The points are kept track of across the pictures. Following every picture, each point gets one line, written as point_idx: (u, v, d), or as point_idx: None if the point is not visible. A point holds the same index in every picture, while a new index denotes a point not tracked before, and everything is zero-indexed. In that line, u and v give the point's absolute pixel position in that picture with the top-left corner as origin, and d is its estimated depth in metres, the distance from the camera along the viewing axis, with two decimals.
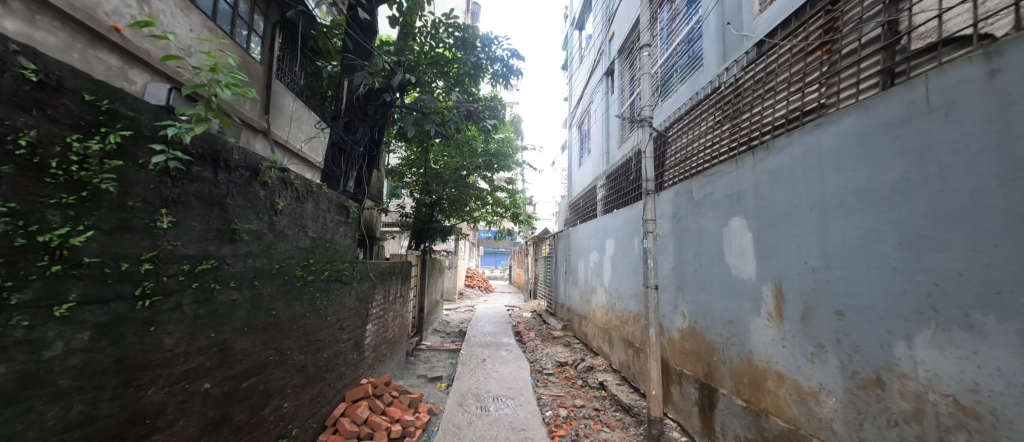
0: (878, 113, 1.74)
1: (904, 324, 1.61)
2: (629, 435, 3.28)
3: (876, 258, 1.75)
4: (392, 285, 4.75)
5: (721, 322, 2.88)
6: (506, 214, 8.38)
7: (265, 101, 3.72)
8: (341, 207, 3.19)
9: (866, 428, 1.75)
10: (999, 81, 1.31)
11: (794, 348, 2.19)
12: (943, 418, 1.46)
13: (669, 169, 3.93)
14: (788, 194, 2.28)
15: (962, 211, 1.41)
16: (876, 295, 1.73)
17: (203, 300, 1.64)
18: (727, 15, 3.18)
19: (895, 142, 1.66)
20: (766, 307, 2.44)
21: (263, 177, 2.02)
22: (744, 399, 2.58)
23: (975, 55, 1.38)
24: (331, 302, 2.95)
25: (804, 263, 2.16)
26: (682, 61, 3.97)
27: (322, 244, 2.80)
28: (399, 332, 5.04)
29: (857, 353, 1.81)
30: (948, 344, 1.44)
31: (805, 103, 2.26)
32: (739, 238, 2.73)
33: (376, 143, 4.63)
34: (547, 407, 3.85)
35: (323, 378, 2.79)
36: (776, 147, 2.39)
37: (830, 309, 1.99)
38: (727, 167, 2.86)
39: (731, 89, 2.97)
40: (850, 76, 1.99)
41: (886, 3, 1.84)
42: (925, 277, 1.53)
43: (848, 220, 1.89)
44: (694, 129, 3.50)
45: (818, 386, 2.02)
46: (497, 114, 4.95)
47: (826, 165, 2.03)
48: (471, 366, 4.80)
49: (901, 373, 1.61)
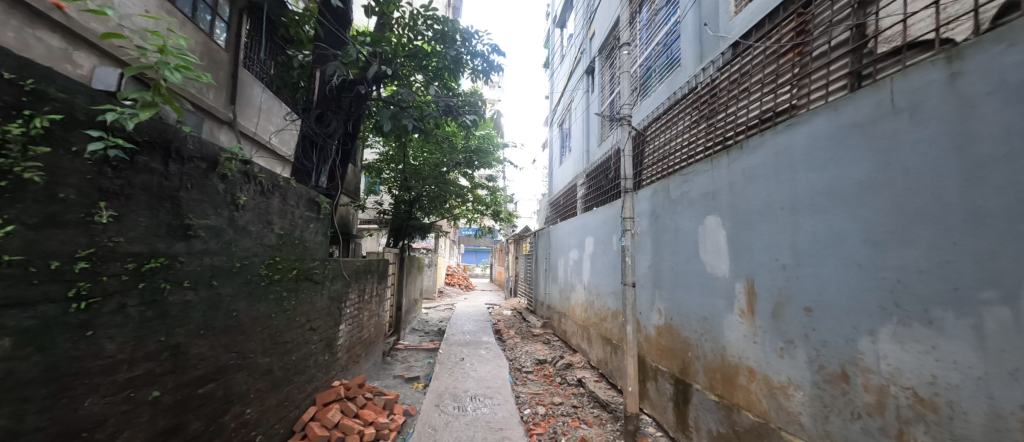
0: (847, 114, 1.79)
1: (869, 319, 1.66)
2: (605, 431, 3.30)
3: (844, 255, 1.79)
4: (367, 284, 4.62)
5: (696, 319, 2.92)
6: (487, 211, 8.33)
7: (230, 91, 3.52)
8: (312, 203, 3.06)
9: (832, 421, 1.81)
10: (959, 83, 1.36)
11: (764, 344, 2.24)
12: (903, 410, 1.52)
13: (647, 168, 3.96)
14: (761, 193, 2.33)
15: (923, 210, 1.46)
16: (843, 292, 1.78)
17: (151, 302, 1.51)
18: (704, 17, 3.23)
19: (864, 142, 1.71)
20: (738, 303, 2.49)
21: (222, 169, 1.89)
22: (717, 394, 2.63)
23: (938, 58, 1.43)
24: (300, 302, 2.82)
25: (775, 260, 2.21)
26: (661, 61, 4.01)
27: (291, 241, 2.68)
28: (375, 332, 4.92)
29: (825, 348, 1.86)
30: (910, 339, 1.49)
31: (778, 103, 2.30)
32: (714, 236, 2.77)
33: (351, 137, 4.47)
34: (525, 405, 3.83)
35: (291, 381, 2.67)
36: (749, 147, 2.43)
37: (799, 305, 2.04)
38: (703, 166, 2.90)
39: (707, 90, 3.01)
40: (820, 77, 2.03)
41: (856, 7, 1.89)
42: (889, 274, 1.58)
43: (817, 218, 1.94)
44: (671, 128, 3.54)
45: (787, 381, 2.07)
46: (477, 110, 4.88)
47: (797, 164, 2.08)
48: (449, 366, 4.72)
49: (865, 368, 1.67)
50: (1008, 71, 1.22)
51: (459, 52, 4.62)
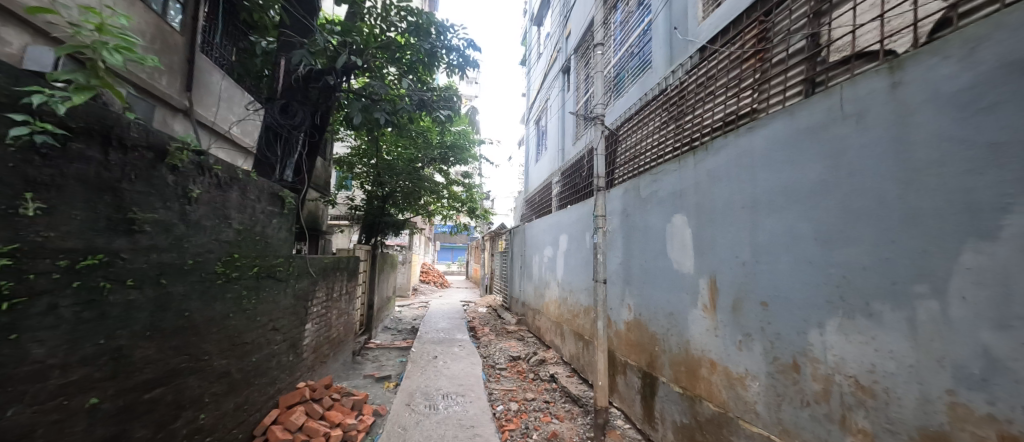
0: (802, 118, 1.89)
1: (818, 312, 1.77)
2: (576, 425, 3.36)
3: (797, 253, 1.90)
4: (337, 282, 4.48)
5: (663, 314, 3.01)
6: (462, 208, 8.27)
7: (186, 77, 3.29)
8: (275, 197, 2.93)
9: (784, 409, 1.91)
10: (900, 92, 1.47)
11: (725, 337, 2.34)
12: (846, 397, 1.62)
13: (619, 167, 4.04)
14: (724, 193, 2.42)
15: (867, 210, 1.56)
16: (797, 287, 1.88)
17: (88, 302, 1.40)
18: (674, 21, 3.31)
19: (817, 145, 1.81)
20: (702, 299, 2.58)
21: (172, 160, 1.76)
22: (681, 386, 2.73)
23: (882, 68, 1.54)
24: (261, 301, 2.69)
25: (735, 257, 2.31)
26: (633, 62, 4.08)
27: (251, 237, 2.54)
28: (344, 331, 4.78)
29: (779, 340, 1.97)
30: (854, 331, 1.60)
31: (740, 107, 2.40)
32: (680, 234, 2.86)
33: (319, 130, 4.32)
34: (498, 402, 3.84)
35: (251, 384, 2.55)
36: (714, 148, 2.52)
37: (756, 300, 2.14)
38: (671, 166, 2.98)
39: (676, 92, 3.09)
40: (779, 83, 2.13)
41: (811, 17, 1.99)
42: (836, 270, 1.69)
43: (774, 217, 2.04)
44: (642, 128, 3.63)
45: (744, 372, 2.18)
46: (452, 105, 4.80)
47: (757, 165, 2.17)
48: (422, 364, 4.66)
49: (814, 358, 1.77)
50: (943, 83, 1.33)
51: (434, 46, 4.53)
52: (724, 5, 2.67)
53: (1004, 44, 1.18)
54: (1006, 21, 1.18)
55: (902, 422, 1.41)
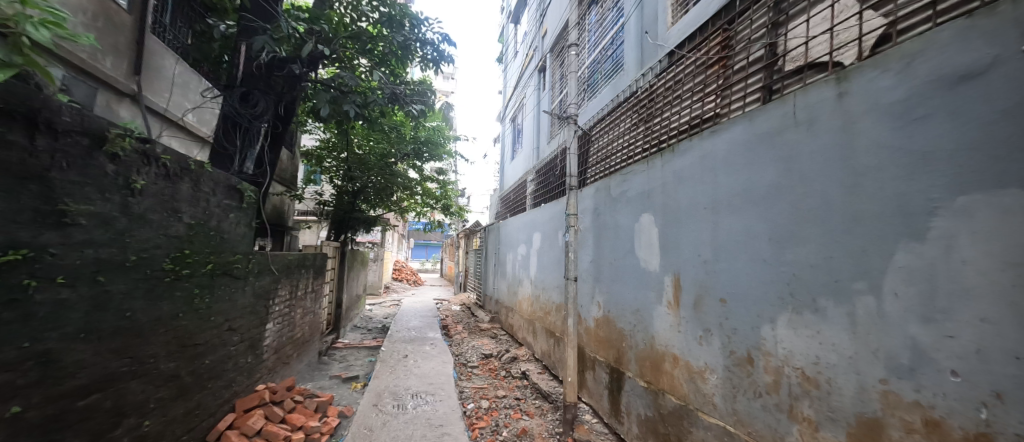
0: (760, 123, 1.99)
1: (770, 308, 1.87)
2: (545, 421, 3.40)
3: (753, 251, 1.99)
4: (302, 279, 4.30)
5: (630, 311, 3.09)
6: (437, 205, 8.16)
7: (135, 59, 3.05)
8: (233, 190, 2.78)
9: (739, 400, 2.01)
10: (846, 102, 1.57)
11: (687, 332, 2.43)
12: (794, 388, 1.72)
13: (592, 167, 4.10)
14: (688, 193, 2.51)
15: (816, 212, 1.66)
16: (752, 285, 1.98)
17: (11, 302, 1.28)
18: (645, 25, 3.40)
19: (773, 150, 1.90)
20: (666, 295, 2.67)
21: (111, 147, 1.64)
22: (646, 380, 2.81)
23: (830, 79, 1.64)
24: (217, 300, 2.55)
25: (698, 255, 2.40)
26: (606, 64, 4.15)
27: (205, 232, 2.40)
28: (309, 331, 4.62)
29: (735, 335, 2.06)
30: (802, 325, 1.70)
31: (704, 111, 2.49)
32: (648, 233, 2.94)
33: (283, 121, 4.16)
34: (469, 400, 3.83)
35: (203, 387, 2.41)
36: (680, 150, 2.60)
37: (715, 296, 2.23)
38: (640, 166, 3.06)
39: (646, 94, 3.17)
40: (739, 89, 2.23)
41: (769, 27, 2.09)
42: (787, 268, 1.79)
43: (733, 218, 2.14)
44: (613, 129, 3.70)
45: (704, 366, 2.27)
46: (426, 100, 4.71)
47: (718, 168, 2.27)
48: (392, 363, 4.57)
49: (766, 351, 1.87)
50: (883, 94, 1.43)
51: (407, 38, 4.39)
52: (692, 12, 2.76)
53: (936, 59, 1.28)
54: (937, 39, 1.28)
55: (842, 410, 1.52)
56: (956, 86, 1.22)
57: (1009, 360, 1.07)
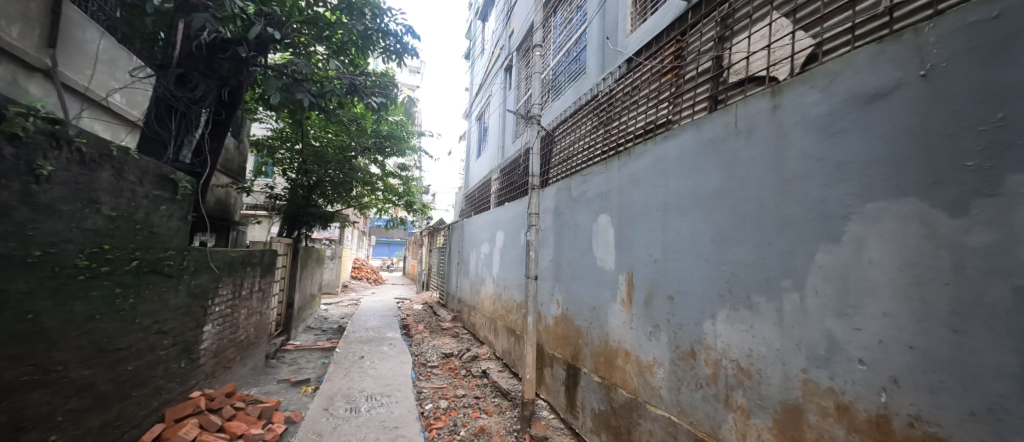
0: (705, 131, 2.11)
1: (711, 304, 1.99)
2: (504, 419, 3.42)
3: (698, 251, 2.11)
4: (247, 278, 4.02)
5: (587, 308, 3.17)
6: (399, 201, 7.95)
7: (49, 30, 2.70)
8: (165, 180, 2.55)
9: (683, 392, 2.12)
10: (779, 114, 1.71)
11: (638, 328, 2.54)
12: (729, 379, 1.85)
13: (554, 168, 4.17)
14: (642, 195, 2.61)
15: (751, 215, 1.80)
16: (696, 283, 2.10)
17: None
18: (606, 31, 3.49)
19: (717, 155, 2.03)
20: (620, 293, 2.77)
21: (9, 128, 1.48)
22: (600, 376, 2.90)
23: (766, 93, 1.78)
24: (143, 300, 2.32)
25: (649, 254, 2.50)
26: (570, 66, 4.22)
27: (130, 225, 2.18)
28: (255, 333, 4.33)
29: (680, 330, 2.18)
30: (737, 320, 1.83)
31: (658, 117, 2.60)
32: (604, 232, 3.03)
33: (226, 107, 4.04)
34: (427, 400, 3.77)
35: (126, 396, 2.19)
36: (636, 153, 2.71)
37: (664, 294, 2.34)
38: (599, 168, 3.15)
39: (606, 98, 3.27)
40: (689, 98, 2.35)
41: (716, 41, 2.21)
42: (726, 267, 1.92)
43: (681, 219, 2.25)
44: (575, 131, 3.78)
45: (652, 360, 2.38)
46: (387, 93, 4.57)
47: (669, 171, 2.38)
48: (346, 365, 4.39)
49: (707, 344, 1.99)
50: (811, 108, 1.57)
51: (367, 27, 4.19)
52: (649, 21, 2.87)
53: (853, 79, 1.42)
54: (853, 61, 1.42)
55: (769, 397, 1.65)
56: (868, 103, 1.36)
57: (903, 348, 1.22)
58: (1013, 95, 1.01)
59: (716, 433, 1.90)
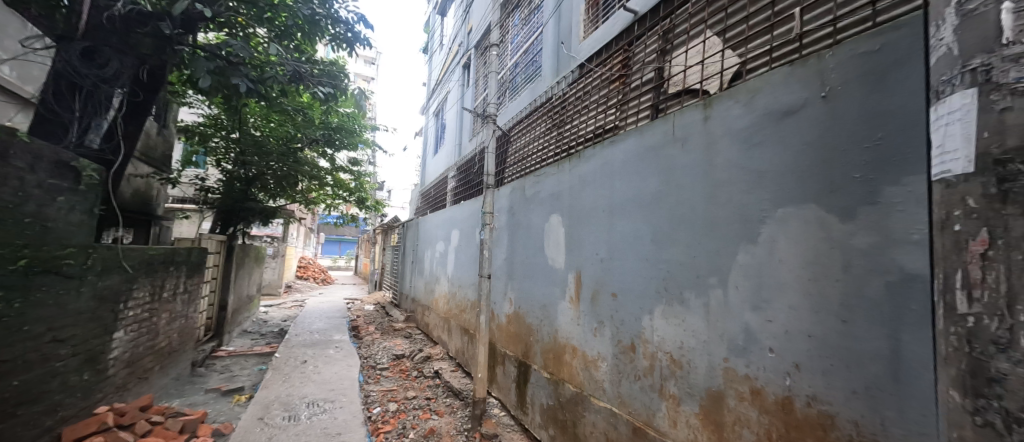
0: (647, 138, 2.24)
1: (650, 301, 2.12)
2: (455, 419, 3.40)
3: (639, 251, 2.23)
4: (169, 279, 3.64)
5: (538, 306, 3.24)
6: (350, 198, 7.61)
7: None
8: (64, 167, 2.25)
9: (623, 384, 2.24)
10: (709, 125, 1.86)
11: (584, 325, 2.64)
12: (664, 370, 1.99)
13: (508, 167, 4.21)
14: (591, 197, 2.72)
15: (684, 218, 1.94)
16: (637, 281, 2.22)
17: None
18: (561, 36, 3.57)
19: (657, 161, 2.16)
20: (569, 291, 2.86)
21: None
22: (549, 372, 2.98)
23: (699, 105, 1.92)
24: (35, 304, 2.03)
25: (596, 254, 2.61)
26: (527, 68, 4.27)
27: (16, 219, 1.91)
28: (178, 339, 3.93)
29: (622, 326, 2.30)
30: (671, 315, 1.96)
31: (606, 122, 2.72)
32: (555, 232, 3.12)
33: (147, 89, 3.65)
34: (375, 404, 3.65)
35: (12, 415, 1.91)
36: (585, 156, 2.81)
37: (609, 291, 2.45)
38: (551, 169, 3.23)
39: (559, 102, 3.35)
40: (634, 106, 2.48)
41: (658, 54, 2.35)
42: (663, 266, 2.05)
43: (625, 221, 2.37)
44: (529, 132, 3.85)
45: (597, 354, 2.48)
46: (337, 83, 4.36)
47: (615, 174, 2.49)
48: (286, 370, 4.11)
49: (645, 339, 2.12)
50: (736, 120, 1.72)
51: (315, 12, 3.96)
52: (601, 30, 2.98)
53: (769, 97, 1.58)
54: (770, 80, 1.58)
55: (697, 386, 1.79)
56: (781, 119, 1.53)
57: (804, 337, 1.38)
58: (888, 118, 1.19)
59: (651, 421, 2.03)
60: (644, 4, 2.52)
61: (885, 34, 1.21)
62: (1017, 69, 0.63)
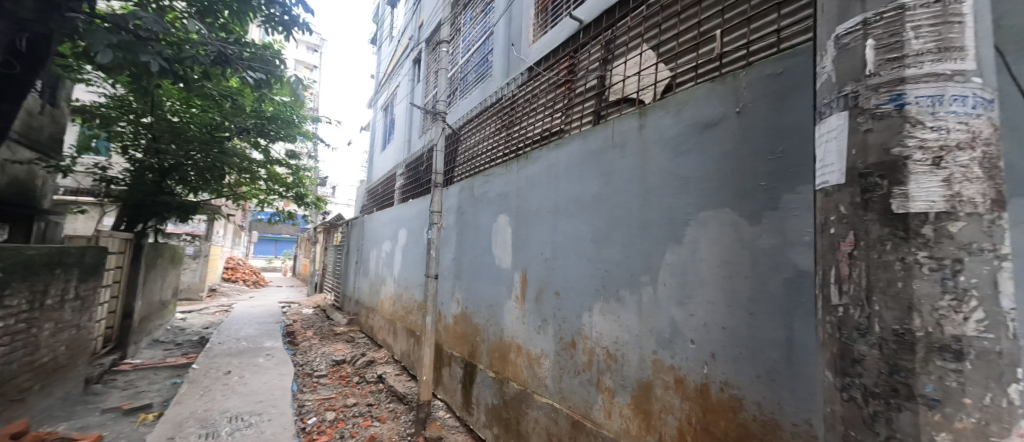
0: (589, 143, 2.34)
1: (589, 299, 2.21)
2: (398, 424, 3.29)
3: (580, 250, 2.32)
4: (55, 283, 3.13)
5: (485, 306, 3.25)
6: (287, 193, 7.08)
7: None
8: None
9: (564, 379, 2.32)
10: (643, 133, 1.98)
11: (529, 323, 2.69)
12: (600, 364, 2.08)
13: (458, 166, 4.16)
14: (537, 197, 2.77)
15: (622, 220, 2.05)
16: (579, 279, 2.30)
17: None
18: (511, 38, 3.61)
19: (598, 165, 2.26)
20: (515, 290, 2.90)
21: None
22: (494, 371, 3.00)
23: (635, 113, 2.04)
24: None
25: (541, 254, 2.67)
26: (478, 67, 4.25)
27: None
28: (66, 352, 3.39)
29: (564, 323, 2.38)
30: (609, 311, 2.06)
31: (552, 126, 2.79)
32: (503, 233, 3.14)
33: (26, 62, 3.09)
34: (310, 414, 3.42)
35: None
36: (532, 158, 2.86)
37: (552, 290, 2.52)
38: (500, 170, 3.25)
39: (508, 103, 3.38)
40: (578, 111, 2.57)
41: (601, 63, 2.46)
42: (602, 265, 2.15)
43: (569, 221, 2.45)
44: (479, 132, 3.84)
45: (540, 352, 2.55)
46: (271, 69, 4.03)
47: (560, 176, 2.56)
48: (205, 383, 3.71)
49: (584, 335, 2.21)
50: (667, 129, 1.85)
51: None
52: (548, 35, 3.06)
53: (694, 109, 1.73)
54: (695, 93, 1.72)
55: (629, 377, 1.90)
56: (703, 130, 1.67)
57: (719, 329, 1.52)
58: (787, 135, 1.35)
59: (589, 413, 2.12)
60: (588, 13, 2.63)
61: (785, 60, 1.38)
62: (878, 97, 0.74)
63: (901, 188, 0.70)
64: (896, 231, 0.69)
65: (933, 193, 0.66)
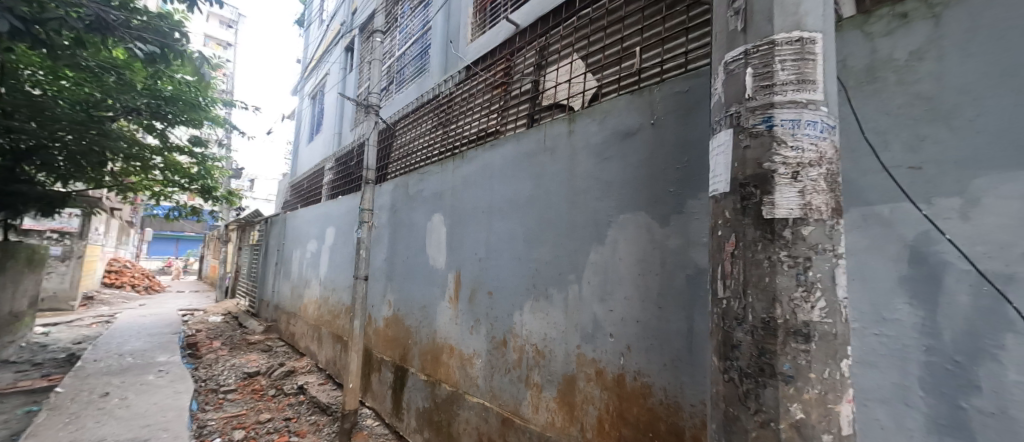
0: (523, 145, 2.39)
1: (521, 297, 2.26)
2: (319, 437, 3.06)
3: (513, 250, 2.36)
4: None
5: (417, 308, 3.16)
6: (190, 185, 6.26)
7: None
8: None
9: (496, 378, 2.34)
10: (572, 138, 2.08)
11: (462, 323, 2.68)
12: (530, 360, 2.14)
13: (392, 163, 3.99)
14: (472, 197, 2.76)
15: (552, 220, 2.12)
16: (511, 279, 2.34)
17: None
18: (450, 35, 3.55)
19: (530, 167, 2.32)
20: (448, 291, 2.86)
21: None
22: (426, 374, 2.93)
23: (565, 119, 2.13)
24: None
25: (475, 254, 2.67)
26: (415, 61, 4.11)
27: None
28: None
29: (496, 322, 2.40)
30: (539, 309, 2.13)
31: (488, 126, 2.81)
32: (437, 232, 3.08)
33: None
34: (213, 434, 3.03)
35: None
36: (468, 158, 2.85)
37: (485, 289, 2.53)
38: (435, 168, 3.18)
39: (445, 101, 3.33)
40: (513, 113, 2.62)
41: (535, 67, 2.52)
42: (533, 264, 2.21)
43: (502, 221, 2.48)
44: (415, 128, 3.72)
45: (472, 352, 2.54)
46: (169, 43, 3.53)
47: (495, 176, 2.58)
48: (73, 409, 3.11)
49: (515, 333, 2.26)
50: (592, 136, 1.96)
51: None
52: (486, 36, 3.07)
53: (617, 118, 1.85)
54: (618, 104, 1.85)
55: (555, 372, 1.98)
56: (624, 139, 1.80)
57: (633, 323, 1.65)
58: (691, 147, 1.50)
59: (518, 410, 2.17)
60: (524, 18, 2.68)
61: (690, 80, 1.54)
62: (754, 118, 0.86)
63: (769, 197, 0.81)
64: (766, 233, 0.81)
65: (791, 202, 0.79)
